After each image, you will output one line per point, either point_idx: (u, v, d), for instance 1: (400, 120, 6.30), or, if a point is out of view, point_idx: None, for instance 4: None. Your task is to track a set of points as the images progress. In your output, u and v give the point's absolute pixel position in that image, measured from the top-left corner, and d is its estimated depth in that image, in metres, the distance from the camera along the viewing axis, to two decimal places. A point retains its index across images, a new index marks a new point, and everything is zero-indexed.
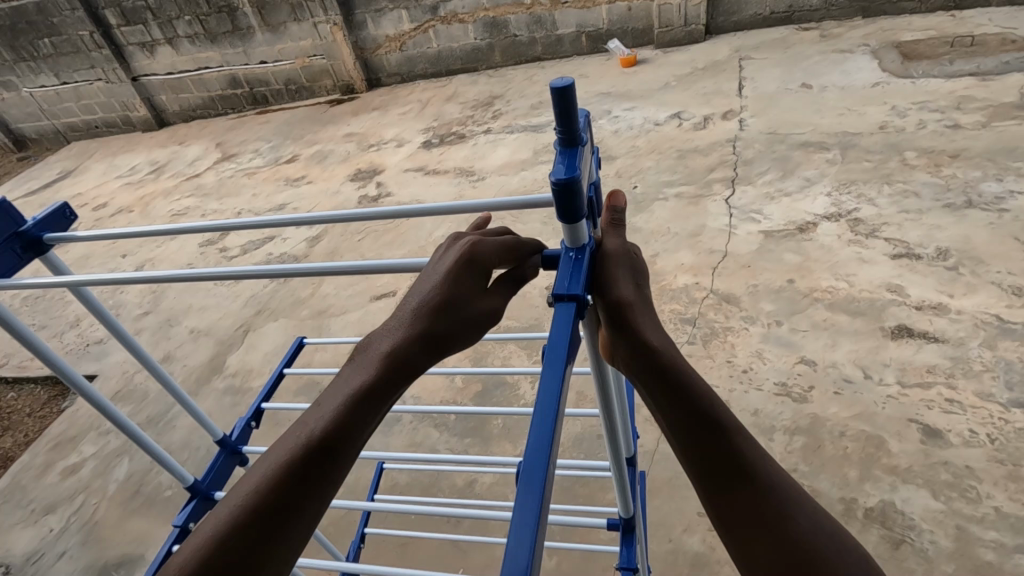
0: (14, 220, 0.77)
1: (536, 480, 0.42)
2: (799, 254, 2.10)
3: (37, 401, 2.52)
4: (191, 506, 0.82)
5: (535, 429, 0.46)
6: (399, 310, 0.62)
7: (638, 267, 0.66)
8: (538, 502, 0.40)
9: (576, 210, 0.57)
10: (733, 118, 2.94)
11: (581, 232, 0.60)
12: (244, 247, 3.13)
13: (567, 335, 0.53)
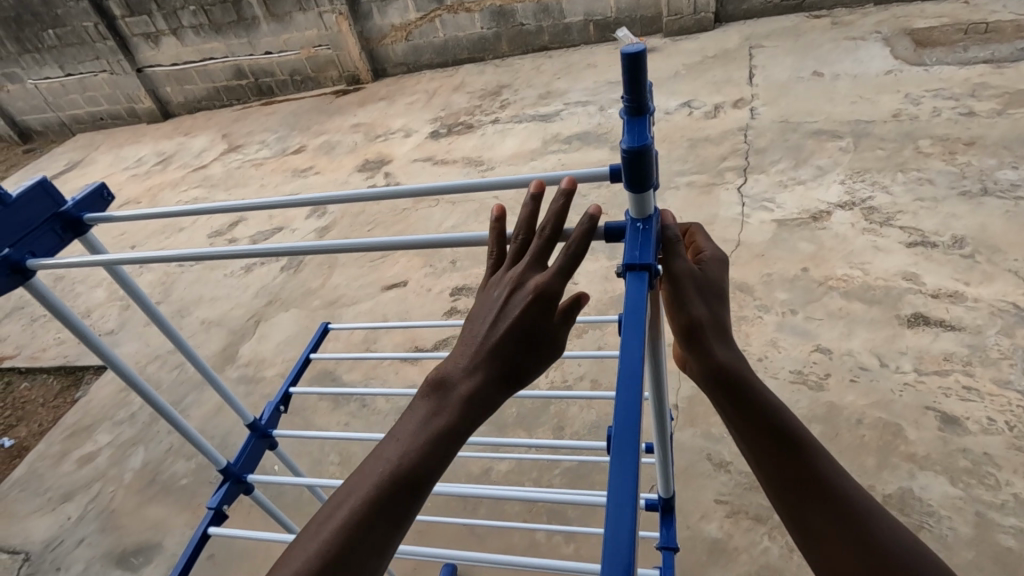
0: (54, 200, 0.77)
1: (628, 455, 0.42)
2: (813, 242, 2.09)
3: (50, 391, 2.53)
4: (225, 488, 0.82)
5: (621, 407, 0.45)
6: (468, 341, 0.58)
7: (709, 280, 0.66)
8: (632, 486, 0.40)
9: (647, 179, 0.55)
10: (744, 106, 2.91)
11: (648, 201, 0.58)
12: (253, 239, 3.13)
13: (643, 312, 0.51)
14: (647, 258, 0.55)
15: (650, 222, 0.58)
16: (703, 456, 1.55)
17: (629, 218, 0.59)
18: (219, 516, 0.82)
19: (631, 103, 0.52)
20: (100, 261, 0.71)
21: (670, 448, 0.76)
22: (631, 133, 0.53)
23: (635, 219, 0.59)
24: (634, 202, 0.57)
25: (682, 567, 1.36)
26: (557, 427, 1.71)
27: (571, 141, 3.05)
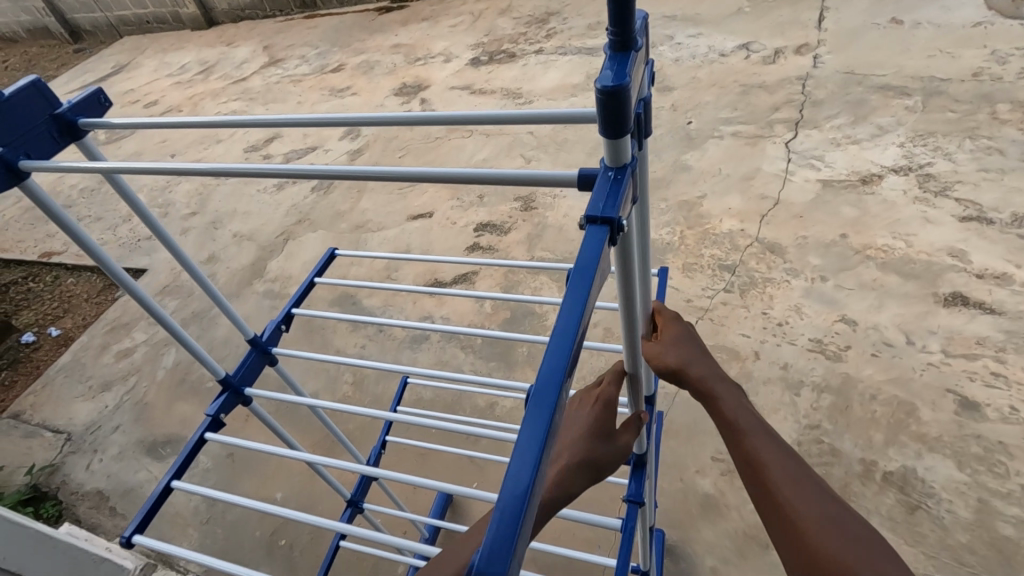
0: (49, 100, 0.75)
1: (547, 402, 0.41)
2: (857, 208, 1.98)
3: (94, 288, 2.68)
4: (224, 398, 0.86)
5: (550, 357, 0.44)
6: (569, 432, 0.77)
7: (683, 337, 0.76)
8: (540, 441, 0.39)
9: (622, 123, 0.48)
10: (808, 53, 2.69)
11: (625, 148, 0.51)
12: (288, 156, 3.15)
13: (595, 264, 0.48)
14: (609, 212, 0.49)
15: (624, 173, 0.51)
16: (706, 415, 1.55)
17: (604, 168, 0.52)
18: (217, 423, 0.86)
19: (616, 36, 0.47)
20: (97, 167, 0.68)
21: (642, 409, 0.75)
22: (611, 68, 0.46)
23: (609, 168, 0.52)
24: (612, 149, 0.50)
25: (670, 517, 1.40)
26: None
27: None
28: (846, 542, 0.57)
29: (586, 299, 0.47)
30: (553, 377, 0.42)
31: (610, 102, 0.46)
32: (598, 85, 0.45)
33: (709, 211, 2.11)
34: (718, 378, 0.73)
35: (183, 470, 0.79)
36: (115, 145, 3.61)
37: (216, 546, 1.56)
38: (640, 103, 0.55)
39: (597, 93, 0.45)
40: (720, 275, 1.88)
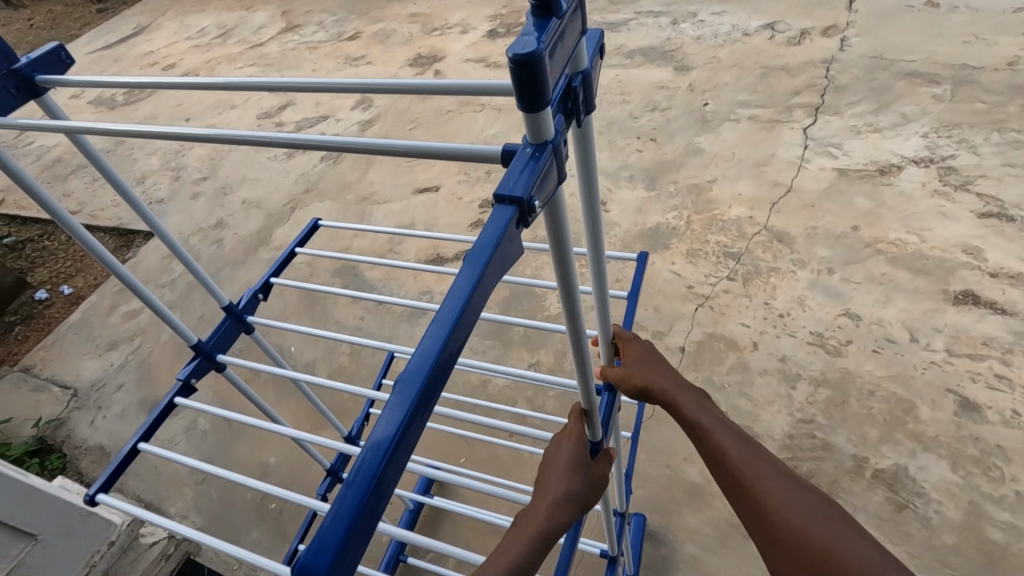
0: (5, 56, 0.74)
1: (424, 364, 0.41)
2: (871, 199, 1.92)
3: (106, 249, 2.72)
4: (196, 363, 0.87)
5: (432, 329, 0.42)
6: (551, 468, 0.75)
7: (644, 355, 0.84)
8: (400, 420, 0.39)
9: (541, 97, 0.42)
10: (835, 35, 2.58)
11: (547, 125, 0.45)
12: (299, 125, 3.13)
13: (497, 236, 0.44)
14: (518, 190, 0.45)
15: (544, 151, 0.46)
16: None
17: (523, 144, 0.47)
18: (189, 387, 0.88)
19: None
20: (61, 126, 0.68)
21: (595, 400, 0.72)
22: (531, 33, 0.40)
23: (528, 145, 0.47)
24: (533, 125, 0.45)
25: (655, 502, 1.39)
26: (560, 352, 1.73)
27: (634, 55, 2.80)
28: (822, 526, 0.64)
29: (480, 275, 0.43)
30: (429, 356, 0.41)
31: (523, 73, 0.40)
32: (509, 53, 0.39)
33: (718, 197, 2.06)
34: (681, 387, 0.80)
35: (152, 432, 0.82)
36: (131, 107, 3.62)
37: (209, 507, 1.60)
38: (569, 77, 0.50)
39: (509, 63, 0.39)
40: (724, 262, 1.84)
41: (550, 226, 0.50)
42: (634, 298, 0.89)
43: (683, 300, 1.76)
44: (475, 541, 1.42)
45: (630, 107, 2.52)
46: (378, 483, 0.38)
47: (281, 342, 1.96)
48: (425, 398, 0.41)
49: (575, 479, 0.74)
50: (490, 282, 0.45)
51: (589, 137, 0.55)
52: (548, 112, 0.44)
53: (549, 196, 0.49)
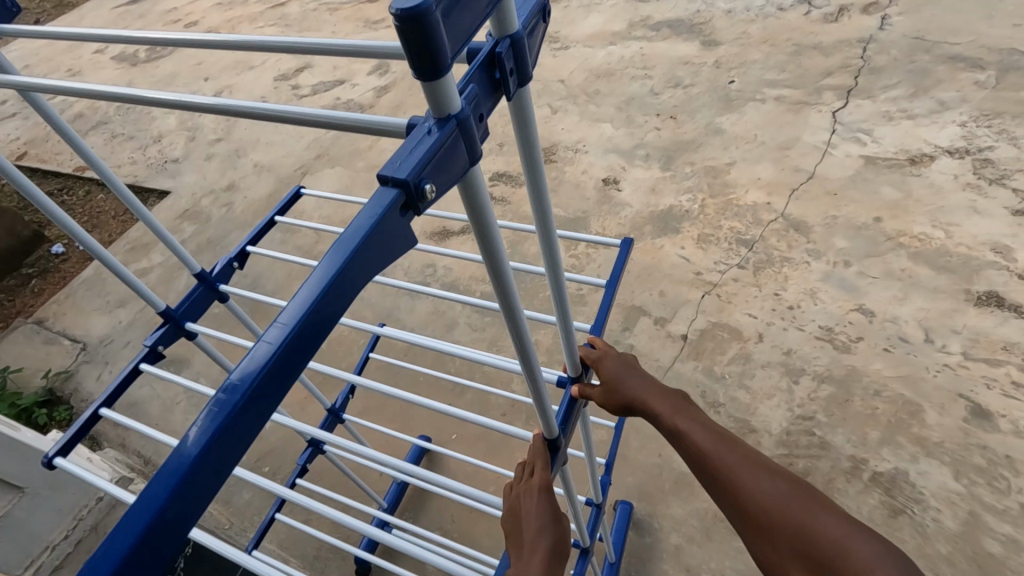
0: None
1: (299, 311, 0.40)
2: (899, 189, 1.82)
3: (121, 206, 2.73)
4: (163, 331, 0.90)
5: (311, 281, 0.41)
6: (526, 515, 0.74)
7: (617, 368, 0.84)
8: (262, 365, 0.39)
9: (437, 67, 0.38)
10: (876, 13, 2.43)
11: (450, 99, 0.42)
12: (315, 89, 3.08)
13: (387, 207, 0.42)
14: (403, 171, 0.42)
15: (446, 129, 0.42)
16: (695, 393, 1.50)
17: (427, 116, 0.43)
18: (155, 353, 0.90)
19: None
20: (9, 82, 0.71)
21: (543, 390, 0.67)
22: None
23: (432, 119, 0.43)
24: (433, 95, 0.41)
25: (642, 490, 1.37)
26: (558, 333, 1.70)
27: (661, 27, 2.67)
28: (802, 510, 0.64)
29: (346, 260, 0.41)
30: (277, 338, 0.39)
31: (411, 35, 0.36)
32: (394, 8, 0.35)
33: (736, 180, 1.98)
34: (663, 395, 0.81)
35: (115, 398, 0.85)
36: (152, 65, 3.59)
37: None
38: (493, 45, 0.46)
39: (393, 19, 0.35)
40: (735, 249, 1.78)
41: (464, 199, 0.47)
42: (612, 287, 0.85)
43: (689, 287, 1.71)
44: (459, 517, 1.42)
45: (652, 82, 2.42)
46: (208, 463, 0.38)
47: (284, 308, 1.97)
48: (272, 380, 0.40)
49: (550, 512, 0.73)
50: (367, 267, 0.43)
51: (525, 107, 0.51)
52: (450, 83, 0.41)
53: (458, 175, 0.45)
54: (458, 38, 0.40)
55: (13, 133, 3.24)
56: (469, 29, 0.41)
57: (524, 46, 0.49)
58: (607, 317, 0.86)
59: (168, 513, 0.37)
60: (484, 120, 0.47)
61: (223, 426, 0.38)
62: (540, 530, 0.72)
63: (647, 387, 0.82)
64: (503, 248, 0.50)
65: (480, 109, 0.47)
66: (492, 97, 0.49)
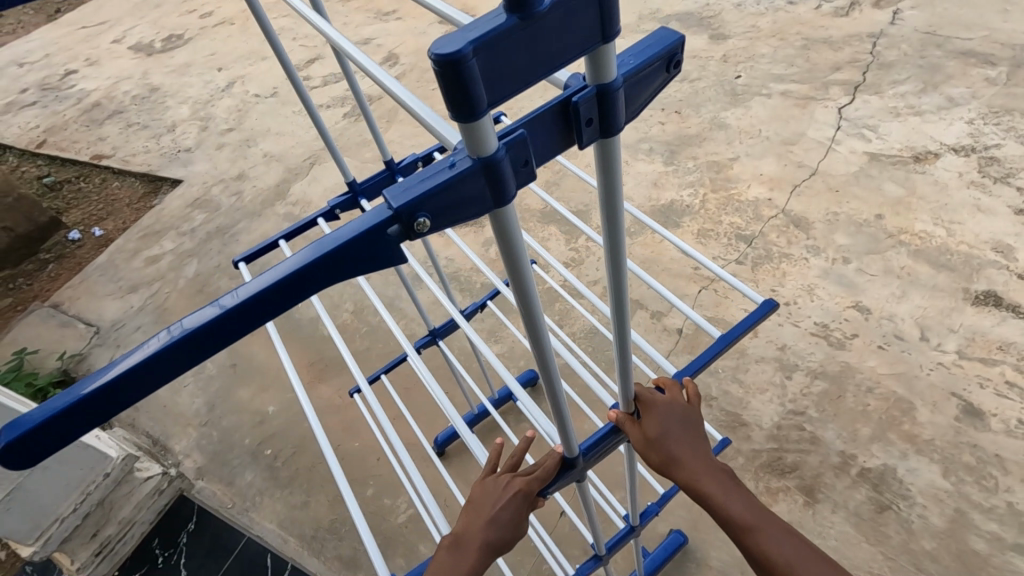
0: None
1: (261, 284, 0.42)
2: (902, 186, 1.81)
3: (134, 194, 2.79)
4: (344, 198, 0.99)
5: (287, 264, 0.42)
6: (489, 493, 0.73)
7: (670, 432, 0.71)
8: (210, 320, 0.41)
9: (472, 111, 0.35)
10: (888, 7, 2.40)
11: (486, 140, 0.38)
12: (325, 80, 3.11)
13: (380, 222, 0.42)
14: (403, 201, 0.40)
15: (476, 165, 0.39)
16: None
17: (463, 151, 0.40)
18: (332, 215, 1.00)
19: None
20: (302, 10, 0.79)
21: (563, 405, 0.64)
22: (476, 35, 0.33)
23: (467, 156, 0.40)
24: (467, 136, 0.38)
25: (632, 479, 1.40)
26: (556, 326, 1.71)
27: (669, 21, 2.65)
28: None
29: (320, 258, 0.42)
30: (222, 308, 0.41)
31: (450, 79, 0.34)
32: (431, 52, 0.33)
33: (738, 175, 1.98)
34: (713, 470, 0.71)
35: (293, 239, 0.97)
36: (167, 55, 3.64)
37: (209, 447, 1.67)
38: (572, 98, 0.41)
39: (431, 62, 0.33)
40: (734, 245, 1.78)
41: (494, 229, 0.44)
42: (726, 343, 0.78)
43: (688, 281, 1.72)
44: (452, 501, 1.47)
45: None
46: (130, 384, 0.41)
47: None
48: (213, 336, 0.42)
49: (508, 521, 0.71)
50: (338, 272, 0.43)
51: (611, 157, 0.45)
52: (489, 125, 0.38)
53: (480, 211, 0.42)
54: (510, 87, 0.37)
55: (32, 122, 3.32)
56: (531, 73, 0.37)
57: (617, 99, 0.42)
58: (703, 368, 0.78)
59: (83, 409, 0.40)
60: (530, 164, 0.43)
61: (155, 359, 0.41)
62: (491, 523, 0.71)
63: (695, 452, 0.72)
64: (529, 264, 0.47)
65: (522, 160, 0.42)
66: (558, 145, 0.44)
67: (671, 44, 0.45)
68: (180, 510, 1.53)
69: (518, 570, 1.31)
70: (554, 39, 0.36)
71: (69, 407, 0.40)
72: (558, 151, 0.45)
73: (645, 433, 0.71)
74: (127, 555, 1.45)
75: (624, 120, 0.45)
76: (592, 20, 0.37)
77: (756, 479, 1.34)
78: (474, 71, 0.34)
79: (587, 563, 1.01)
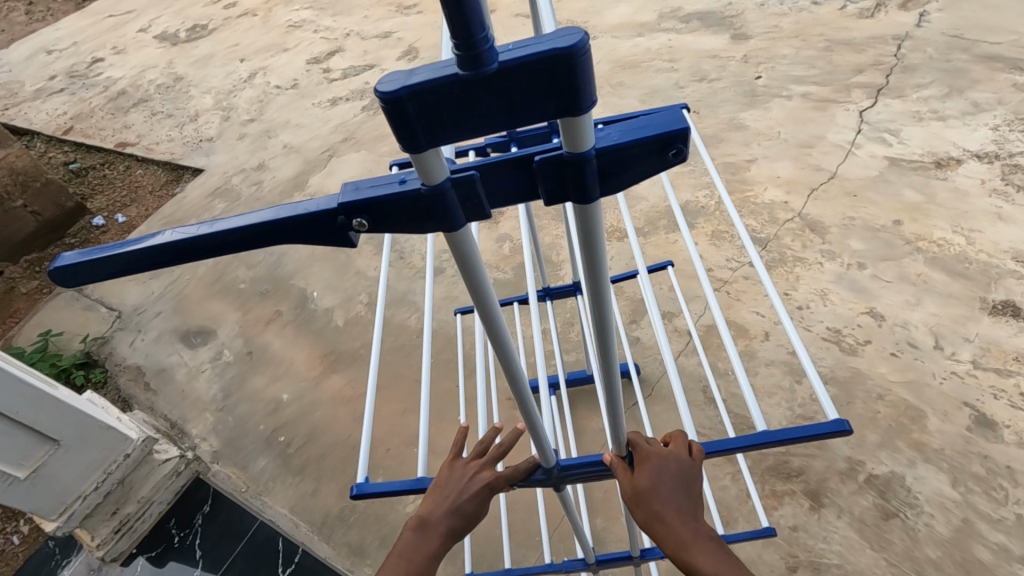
0: None
1: (237, 222, 0.45)
2: (921, 192, 1.79)
3: (157, 182, 2.84)
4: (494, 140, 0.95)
5: (265, 215, 0.45)
6: (453, 482, 0.72)
7: (658, 490, 0.66)
8: (188, 237, 0.45)
9: (414, 146, 0.37)
10: (914, 9, 2.37)
11: (433, 168, 0.40)
12: (345, 73, 3.14)
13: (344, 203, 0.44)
14: (365, 198, 0.43)
15: (429, 191, 0.41)
16: (698, 387, 1.52)
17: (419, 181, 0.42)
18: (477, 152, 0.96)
19: (458, 50, 0.33)
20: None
21: (530, 410, 0.65)
22: (418, 81, 0.35)
23: (423, 186, 0.41)
24: (415, 167, 0.40)
25: None
26: (567, 323, 1.72)
27: (690, 20, 2.64)
28: None
29: (287, 219, 0.45)
30: (203, 229, 0.45)
31: (393, 115, 0.36)
32: (377, 89, 0.35)
33: (755, 177, 1.96)
34: (704, 539, 0.64)
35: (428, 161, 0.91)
36: (191, 45, 3.69)
37: (224, 432, 1.71)
38: (538, 157, 0.41)
39: (375, 98, 0.35)
40: (747, 248, 1.78)
41: (452, 249, 0.45)
42: (760, 442, 0.65)
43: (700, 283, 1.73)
44: None
45: (677, 75, 2.39)
46: (120, 263, 0.47)
47: (305, 286, 2.06)
48: (188, 249, 0.46)
49: (467, 511, 0.71)
50: (301, 236, 0.46)
51: (590, 217, 0.43)
52: (435, 155, 0.39)
53: (441, 229, 0.44)
54: (458, 135, 0.37)
55: (60, 109, 3.39)
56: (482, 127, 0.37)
57: (588, 173, 0.41)
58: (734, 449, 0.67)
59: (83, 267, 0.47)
60: (485, 210, 0.44)
61: (141, 252, 0.46)
62: (452, 512, 0.71)
63: (684, 516, 0.64)
64: (495, 296, 0.50)
65: (473, 200, 0.43)
66: (521, 193, 0.45)
67: (670, 132, 0.40)
68: (196, 491, 1.58)
69: (523, 563, 1.33)
70: (505, 101, 0.36)
71: (75, 263, 0.47)
72: (531, 198, 0.45)
73: (631, 482, 0.67)
74: (144, 533, 1.51)
75: (598, 194, 0.42)
76: (548, 93, 0.35)
77: (761, 481, 1.34)
78: (404, 114, 0.35)
79: (575, 562, 1.06)
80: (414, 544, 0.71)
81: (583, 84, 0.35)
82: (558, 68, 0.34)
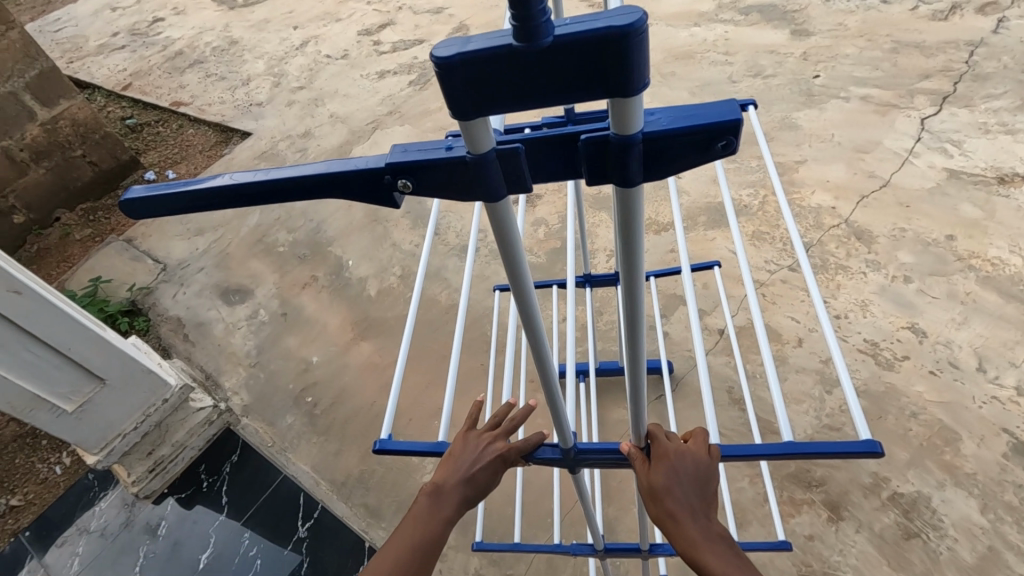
0: None
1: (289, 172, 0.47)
2: (980, 208, 1.71)
3: (207, 142, 2.92)
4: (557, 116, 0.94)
5: (317, 168, 0.47)
6: (466, 452, 0.74)
7: (674, 488, 0.65)
8: (243, 182, 0.47)
9: (462, 113, 0.38)
10: (992, 14, 2.24)
11: (480, 138, 0.40)
12: (395, 46, 3.15)
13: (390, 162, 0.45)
14: (410, 159, 0.44)
15: (475, 160, 0.41)
16: (724, 388, 1.50)
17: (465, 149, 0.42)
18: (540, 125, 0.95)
19: (515, 21, 0.33)
20: None
21: (555, 393, 0.66)
22: (473, 47, 0.35)
23: (468, 154, 0.42)
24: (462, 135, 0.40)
25: None
26: (596, 312, 1.72)
27: (750, 12, 2.56)
28: None
29: (337, 174, 0.46)
30: (257, 176, 0.47)
31: (446, 80, 0.36)
32: (433, 53, 0.36)
33: (803, 179, 1.91)
34: (715, 541, 0.64)
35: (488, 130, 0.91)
36: (248, 10, 3.76)
37: (255, 387, 1.78)
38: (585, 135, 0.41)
39: (432, 61, 0.35)
40: (789, 251, 1.73)
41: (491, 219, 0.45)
42: (784, 451, 0.63)
43: (736, 284, 1.70)
44: None
45: (731, 69, 2.32)
46: (178, 202, 0.49)
47: (341, 255, 2.11)
48: (241, 193, 0.48)
49: (479, 481, 0.73)
50: (347, 192, 0.47)
51: (632, 205, 0.42)
52: (484, 125, 0.39)
53: (482, 198, 0.44)
54: (508, 105, 0.37)
55: (120, 65, 3.50)
56: (531, 98, 0.37)
57: (632, 156, 0.40)
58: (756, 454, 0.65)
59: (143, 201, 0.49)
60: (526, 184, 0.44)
61: (197, 191, 0.48)
62: (464, 482, 0.72)
63: (698, 515, 0.65)
64: (531, 278, 0.50)
65: (515, 172, 0.43)
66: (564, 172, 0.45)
67: (721, 123, 0.40)
68: (225, 442, 1.65)
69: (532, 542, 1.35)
70: (557, 76, 0.36)
71: (137, 198, 0.49)
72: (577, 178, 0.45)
73: (648, 476, 0.67)
74: (177, 475, 1.59)
75: (641, 178, 0.42)
76: (600, 72, 0.35)
77: (780, 487, 1.33)
78: (455, 78, 0.36)
79: (583, 546, 1.07)
80: (428, 510, 0.73)
81: (637, 68, 0.35)
82: (612, 47, 0.34)
